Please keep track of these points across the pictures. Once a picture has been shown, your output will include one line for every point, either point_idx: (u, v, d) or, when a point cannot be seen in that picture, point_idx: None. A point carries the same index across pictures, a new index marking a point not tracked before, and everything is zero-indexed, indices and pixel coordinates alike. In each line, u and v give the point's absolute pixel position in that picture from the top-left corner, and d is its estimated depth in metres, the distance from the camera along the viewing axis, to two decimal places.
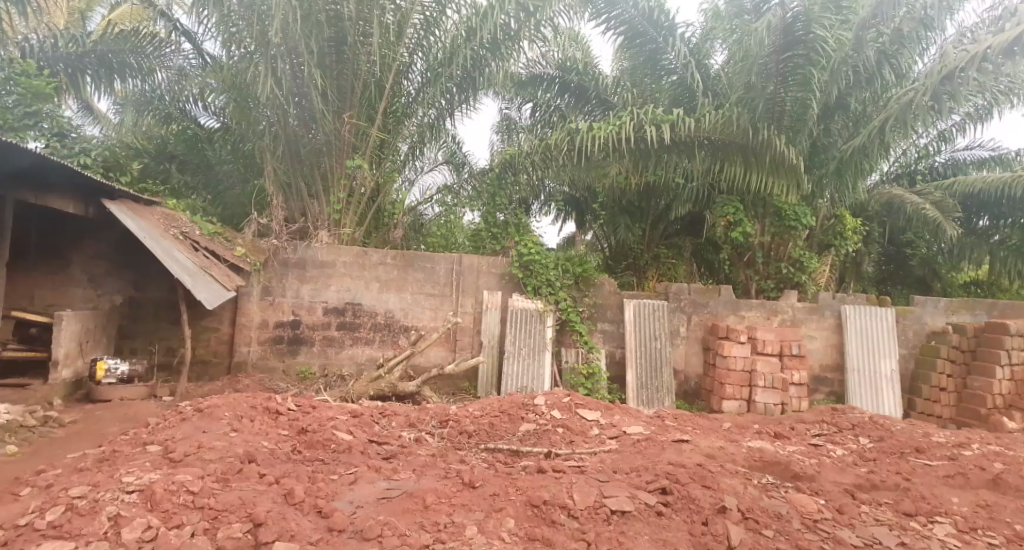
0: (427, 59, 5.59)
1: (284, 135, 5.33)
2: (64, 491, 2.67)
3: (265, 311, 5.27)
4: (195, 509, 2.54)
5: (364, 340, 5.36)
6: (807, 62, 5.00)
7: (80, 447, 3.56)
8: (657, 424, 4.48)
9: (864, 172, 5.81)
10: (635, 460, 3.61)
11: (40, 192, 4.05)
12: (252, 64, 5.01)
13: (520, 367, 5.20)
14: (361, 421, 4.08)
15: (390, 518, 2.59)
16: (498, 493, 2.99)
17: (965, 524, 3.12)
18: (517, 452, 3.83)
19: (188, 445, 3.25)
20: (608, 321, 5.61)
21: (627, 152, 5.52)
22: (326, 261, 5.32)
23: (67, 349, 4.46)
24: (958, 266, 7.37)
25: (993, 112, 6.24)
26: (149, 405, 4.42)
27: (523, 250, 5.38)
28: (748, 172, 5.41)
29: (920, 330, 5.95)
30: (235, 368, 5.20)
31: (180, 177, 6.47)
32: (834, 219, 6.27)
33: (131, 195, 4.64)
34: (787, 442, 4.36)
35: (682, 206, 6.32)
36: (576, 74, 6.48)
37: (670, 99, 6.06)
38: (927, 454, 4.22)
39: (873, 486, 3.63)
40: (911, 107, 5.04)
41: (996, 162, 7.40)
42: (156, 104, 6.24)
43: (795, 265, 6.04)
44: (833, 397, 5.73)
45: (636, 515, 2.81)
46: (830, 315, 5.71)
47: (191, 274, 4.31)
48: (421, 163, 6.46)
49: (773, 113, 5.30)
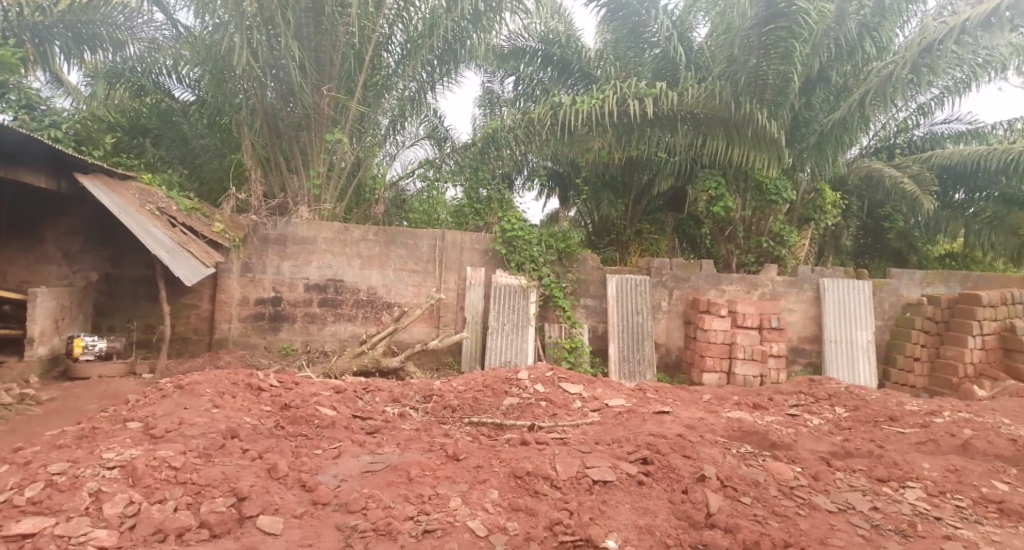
0: (407, 30, 5.50)
1: (262, 109, 5.32)
2: (43, 467, 2.66)
3: (246, 288, 5.22)
4: (177, 484, 2.54)
5: (347, 317, 5.36)
6: (790, 35, 4.92)
7: (58, 424, 3.54)
8: (639, 396, 4.54)
9: (844, 146, 5.85)
10: (616, 432, 3.65)
11: (12, 165, 3.85)
12: (226, 36, 4.86)
13: (503, 341, 5.22)
14: (343, 396, 4.07)
15: (373, 491, 2.62)
16: (481, 465, 3.02)
17: (935, 488, 3.23)
18: (500, 425, 3.85)
19: (169, 421, 3.23)
20: (591, 297, 5.65)
21: (610, 126, 5.51)
22: (307, 238, 5.27)
23: (43, 327, 4.40)
24: (934, 240, 7.53)
25: (971, 86, 6.31)
26: (129, 383, 4.40)
27: (507, 226, 5.38)
28: (729, 146, 5.46)
29: (896, 302, 6.06)
30: (216, 345, 5.17)
31: (156, 152, 6.29)
32: (814, 194, 6.38)
33: (106, 168, 4.54)
34: (766, 412, 4.44)
35: (665, 181, 6.35)
36: (559, 47, 6.42)
37: (652, 73, 6.10)
38: (901, 422, 4.34)
39: (847, 453, 3.73)
40: (891, 80, 5.09)
41: (974, 136, 7.48)
42: (128, 76, 6.15)
43: (775, 240, 6.12)
44: (811, 368, 5.84)
45: (618, 484, 2.87)
46: (809, 288, 5.79)
47: (170, 251, 4.26)
48: (402, 138, 6.45)
49: (755, 87, 5.29)
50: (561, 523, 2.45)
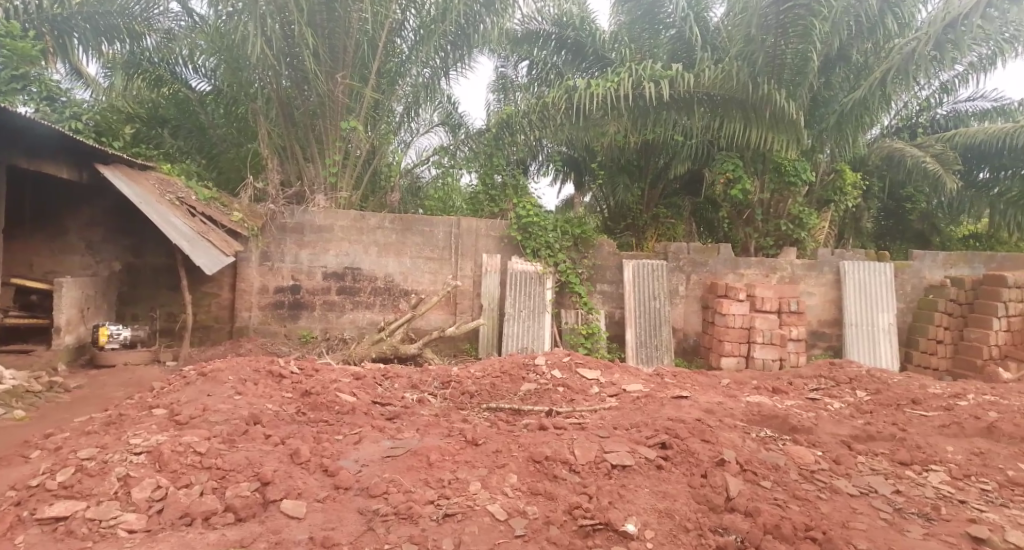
0: (419, 15, 5.46)
1: (277, 97, 5.34)
2: (73, 452, 2.71)
3: (265, 276, 5.26)
4: (203, 469, 2.58)
5: (364, 305, 5.39)
6: (808, 13, 4.85)
7: (86, 410, 3.62)
8: (656, 381, 4.52)
9: (864, 126, 5.76)
10: (634, 417, 3.65)
11: (32, 157, 3.93)
12: (241, 24, 4.87)
13: (520, 328, 5.22)
14: (363, 383, 4.11)
15: (394, 476, 2.63)
16: (500, 450, 3.03)
17: (959, 471, 3.19)
18: (518, 411, 3.86)
19: (193, 408, 3.27)
20: (608, 282, 5.64)
21: (626, 109, 5.45)
22: (323, 226, 5.30)
23: (69, 316, 4.50)
24: (957, 220, 7.39)
25: (996, 62, 6.15)
26: (152, 370, 4.49)
27: (522, 212, 5.37)
28: (748, 128, 5.38)
29: (918, 284, 5.98)
30: (237, 333, 5.23)
31: (174, 142, 6.25)
32: (833, 174, 6.29)
33: (125, 159, 4.61)
34: (786, 396, 4.41)
35: (681, 164, 6.29)
36: (573, 30, 6.32)
37: (668, 54, 6.04)
38: (923, 405, 4.29)
39: (869, 437, 3.68)
40: (913, 57, 4.99)
41: (999, 114, 7.32)
42: (145, 67, 6.17)
43: (794, 222, 6.05)
44: (831, 351, 5.79)
45: (636, 468, 2.87)
46: (829, 271, 5.73)
47: (190, 241, 4.31)
48: (417, 125, 6.45)
49: (773, 66, 5.24)
50: (581, 506, 2.44)
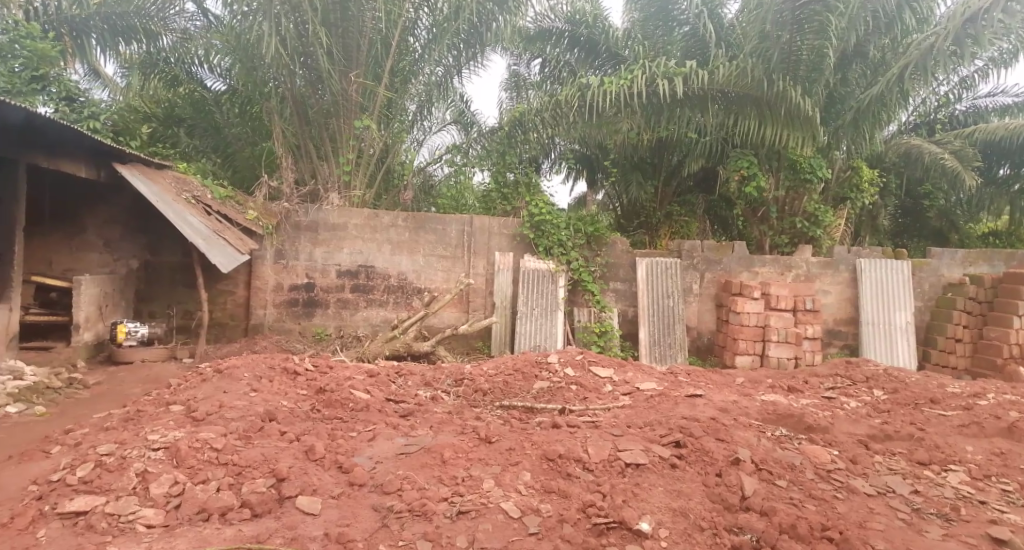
0: (433, 14, 5.48)
1: (291, 97, 5.40)
2: (92, 448, 2.75)
3: (279, 274, 5.30)
4: (219, 465, 2.60)
5: (378, 302, 5.41)
6: (823, 8, 4.85)
7: (105, 406, 3.66)
8: (671, 379, 4.51)
9: (882, 123, 5.69)
10: (649, 415, 3.63)
11: (52, 155, 3.98)
12: (256, 24, 4.90)
13: (533, 326, 5.23)
14: (377, 380, 4.12)
15: (409, 473, 2.64)
16: (514, 448, 3.03)
17: (979, 471, 3.15)
18: (532, 408, 3.85)
19: (210, 404, 3.30)
20: (620, 280, 5.61)
21: (639, 107, 5.44)
22: (337, 224, 5.33)
23: (87, 314, 4.56)
24: (976, 217, 7.28)
25: (1017, 56, 6.05)
26: (168, 367, 4.54)
27: (535, 210, 5.37)
28: (763, 125, 5.33)
29: (936, 282, 5.91)
30: (251, 330, 5.28)
31: (189, 140, 6.36)
32: (849, 171, 6.25)
33: (141, 157, 4.66)
34: (801, 395, 4.38)
35: (695, 161, 6.24)
36: (586, 27, 6.28)
37: (682, 51, 6.06)
38: (942, 405, 4.23)
39: (886, 436, 3.64)
40: (932, 52, 4.93)
41: (1019, 109, 7.22)
42: (162, 66, 6.24)
43: (809, 220, 6.01)
44: (846, 350, 5.73)
45: (651, 467, 2.85)
46: (845, 269, 5.67)
47: (206, 240, 4.34)
48: (429, 124, 6.48)
49: (788, 63, 5.20)
50: (595, 505, 2.43)
